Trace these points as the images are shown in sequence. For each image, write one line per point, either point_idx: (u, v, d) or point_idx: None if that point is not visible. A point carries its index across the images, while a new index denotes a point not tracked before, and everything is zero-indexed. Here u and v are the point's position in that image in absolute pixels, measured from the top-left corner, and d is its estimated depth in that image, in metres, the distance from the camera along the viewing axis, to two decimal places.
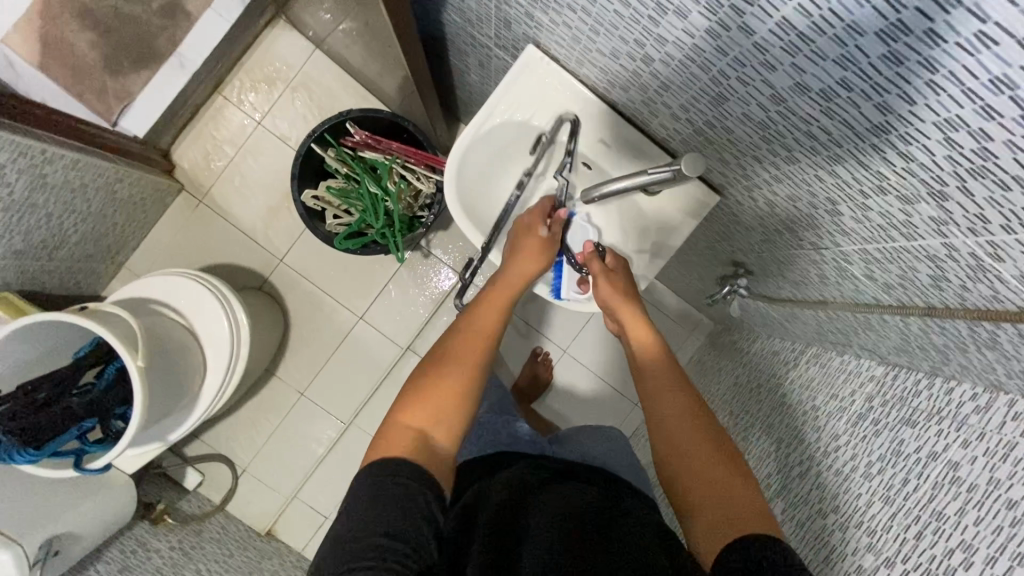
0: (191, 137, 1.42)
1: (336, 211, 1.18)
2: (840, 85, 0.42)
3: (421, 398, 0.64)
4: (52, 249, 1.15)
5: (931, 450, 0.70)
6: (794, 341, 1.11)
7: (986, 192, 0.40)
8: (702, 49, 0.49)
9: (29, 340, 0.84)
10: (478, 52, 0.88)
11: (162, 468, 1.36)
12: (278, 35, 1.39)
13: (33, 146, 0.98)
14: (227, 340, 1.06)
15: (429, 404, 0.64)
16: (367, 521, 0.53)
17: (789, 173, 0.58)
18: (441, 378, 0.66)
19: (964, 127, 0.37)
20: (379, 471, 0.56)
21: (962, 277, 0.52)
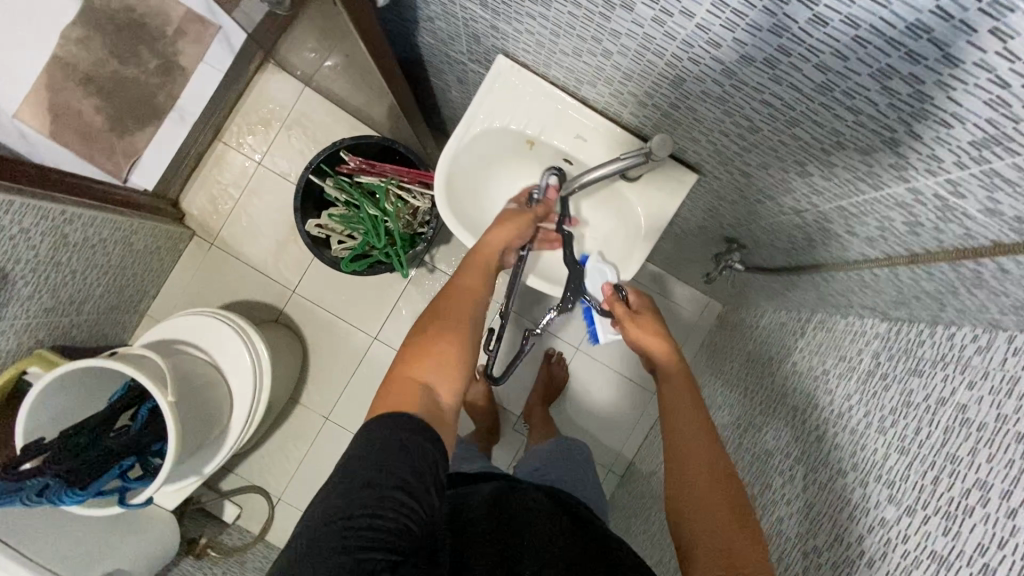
0: (197, 184, 1.48)
1: (340, 237, 1.23)
2: (779, 52, 0.45)
3: (420, 356, 0.65)
4: (78, 304, 1.22)
5: (939, 396, 0.71)
6: (798, 309, 1.12)
7: (931, 132, 0.43)
8: (652, 36, 0.53)
9: (66, 388, 0.90)
10: (455, 69, 0.93)
11: (201, 504, 1.40)
12: (268, 78, 1.47)
13: (53, 209, 1.04)
14: (250, 370, 1.11)
15: (431, 366, 0.65)
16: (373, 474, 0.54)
17: (756, 142, 0.61)
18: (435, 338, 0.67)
19: (896, 75, 0.40)
20: (389, 423, 0.58)
21: (934, 220, 0.54)
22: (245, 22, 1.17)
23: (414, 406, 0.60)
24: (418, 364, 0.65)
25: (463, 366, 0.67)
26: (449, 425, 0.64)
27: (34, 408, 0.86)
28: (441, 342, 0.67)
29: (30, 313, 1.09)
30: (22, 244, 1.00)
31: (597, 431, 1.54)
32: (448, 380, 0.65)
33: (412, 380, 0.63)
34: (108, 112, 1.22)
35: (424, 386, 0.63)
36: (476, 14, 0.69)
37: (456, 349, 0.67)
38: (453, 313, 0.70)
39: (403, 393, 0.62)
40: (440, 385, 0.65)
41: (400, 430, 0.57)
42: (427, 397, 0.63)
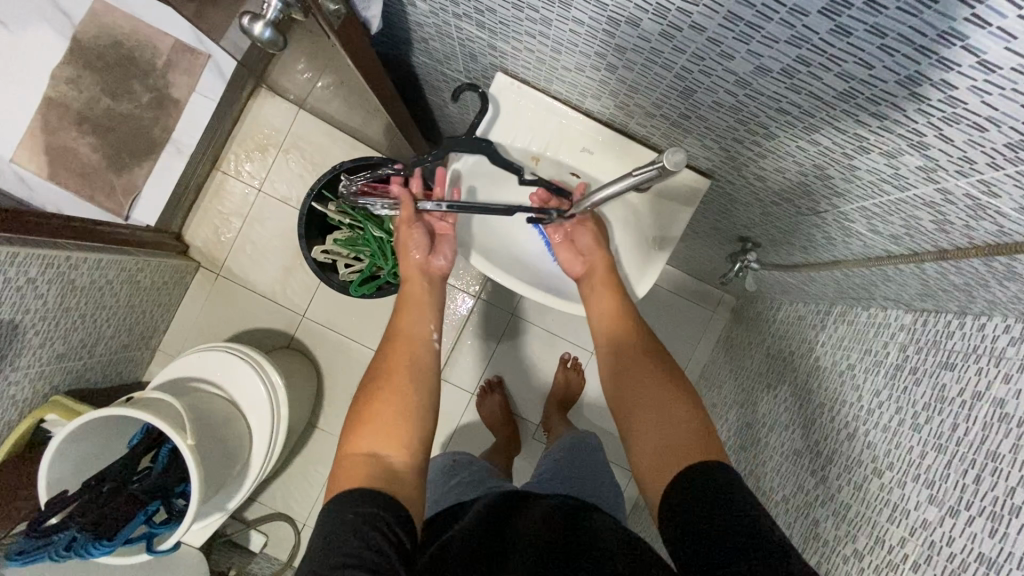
0: (199, 215, 1.47)
1: (347, 262, 1.21)
2: (799, 62, 0.43)
3: (361, 428, 0.68)
4: (90, 346, 1.22)
5: (974, 390, 0.68)
6: (818, 302, 1.10)
7: (965, 135, 0.41)
8: (660, 50, 0.51)
9: (86, 437, 0.89)
10: (452, 86, 0.91)
11: (228, 535, 1.40)
12: (262, 103, 1.45)
13: (59, 256, 1.03)
14: (266, 403, 1.10)
15: (373, 429, 0.68)
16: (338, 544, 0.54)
17: (771, 148, 0.59)
18: (374, 400, 0.71)
19: (926, 80, 0.38)
20: (337, 510, 0.59)
21: (964, 217, 0.52)
22: (234, 50, 1.15)
23: (359, 482, 0.62)
24: (359, 435, 0.68)
25: (403, 408, 0.70)
26: (405, 477, 0.65)
27: (54, 460, 0.85)
28: (380, 399, 0.70)
29: (44, 361, 1.09)
30: (29, 294, 0.99)
31: (618, 431, 1.52)
32: (391, 434, 0.68)
33: (357, 455, 0.66)
34: (105, 151, 1.22)
35: (369, 455, 0.66)
36: (473, 34, 0.67)
37: (395, 394, 0.71)
38: (389, 367, 0.74)
39: (350, 470, 0.64)
40: (387, 445, 0.67)
41: (347, 509, 0.58)
42: (375, 464, 0.65)
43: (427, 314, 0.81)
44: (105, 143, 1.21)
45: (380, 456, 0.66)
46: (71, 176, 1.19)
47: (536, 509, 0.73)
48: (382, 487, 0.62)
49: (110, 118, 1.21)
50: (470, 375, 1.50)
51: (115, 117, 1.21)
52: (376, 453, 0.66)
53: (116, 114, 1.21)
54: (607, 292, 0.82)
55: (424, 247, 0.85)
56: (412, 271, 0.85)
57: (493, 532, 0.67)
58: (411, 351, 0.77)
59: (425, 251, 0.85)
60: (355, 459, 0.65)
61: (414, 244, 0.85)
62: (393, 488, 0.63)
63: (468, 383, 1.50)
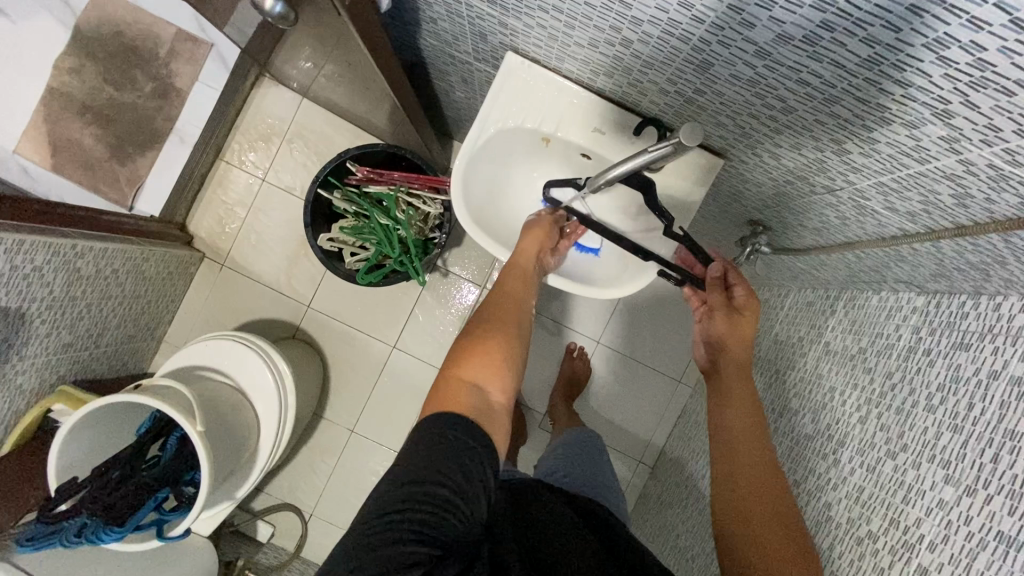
0: (203, 206, 1.46)
1: (352, 249, 1.22)
2: (822, 28, 0.43)
3: (467, 358, 0.65)
4: (96, 336, 1.21)
5: (991, 369, 0.68)
6: (827, 287, 1.09)
7: (991, 102, 0.41)
8: (678, 21, 0.50)
9: (95, 424, 0.89)
10: (459, 69, 0.90)
11: (235, 525, 1.40)
12: (265, 92, 1.44)
13: (65, 244, 1.03)
14: (274, 392, 1.09)
15: (478, 363, 0.65)
16: (417, 471, 0.53)
17: (789, 123, 0.58)
18: (480, 340, 0.67)
19: (954, 43, 0.38)
20: (440, 423, 0.57)
21: (985, 190, 0.51)
22: (237, 37, 1.14)
23: (461, 406, 0.59)
24: (466, 364, 0.64)
25: (509, 366, 0.67)
26: (499, 424, 0.62)
27: (65, 446, 0.85)
28: (489, 342, 0.67)
29: (50, 350, 1.09)
30: (36, 282, 0.99)
31: (624, 423, 1.52)
32: (497, 377, 0.64)
33: (460, 380, 0.63)
34: (108, 140, 1.21)
35: (472, 387, 0.62)
36: (483, 12, 0.67)
37: (504, 347, 0.68)
38: (497, 317, 0.71)
39: (449, 395, 0.61)
40: (490, 386, 0.64)
41: (446, 426, 0.57)
42: (475, 395, 0.62)
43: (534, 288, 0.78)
44: (108, 132, 1.21)
45: (483, 393, 0.62)
46: (73, 166, 1.19)
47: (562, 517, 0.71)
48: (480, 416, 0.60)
49: (112, 106, 1.20)
50: None
51: (117, 106, 1.21)
52: (478, 386, 0.63)
53: (119, 103, 1.20)
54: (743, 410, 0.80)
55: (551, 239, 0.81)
56: (532, 249, 0.79)
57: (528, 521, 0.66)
58: (516, 312, 0.73)
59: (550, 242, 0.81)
60: (456, 381, 0.62)
61: (546, 230, 0.81)
62: (490, 421, 0.60)
63: None
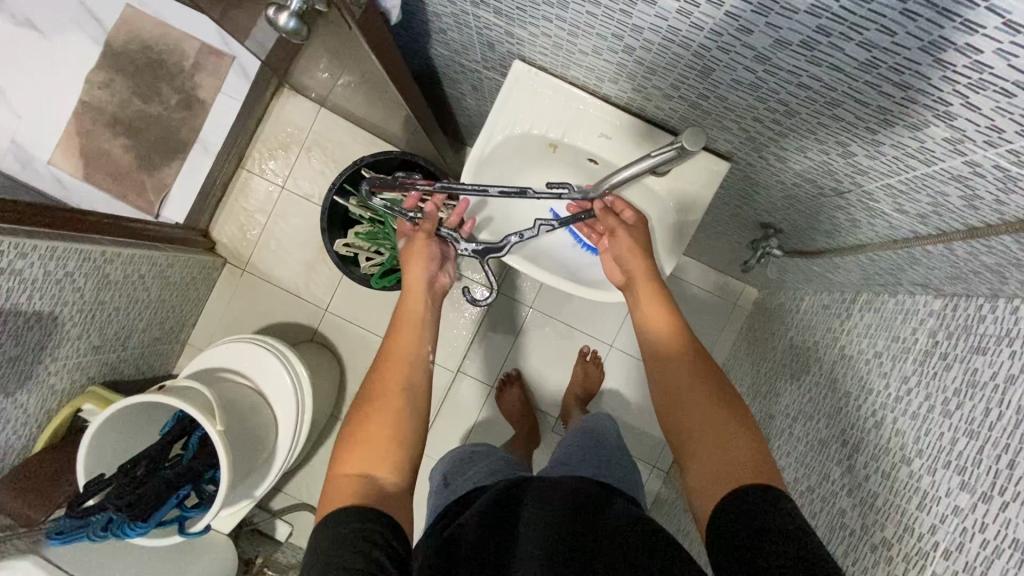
0: (225, 212, 1.51)
1: (368, 254, 1.24)
2: (819, 33, 0.43)
3: (357, 447, 0.69)
4: (124, 339, 1.26)
5: (1008, 374, 0.66)
6: (842, 291, 1.08)
7: (992, 103, 0.41)
8: (678, 28, 0.51)
9: (121, 422, 0.93)
10: (470, 77, 0.92)
11: (254, 524, 1.44)
12: (285, 102, 1.49)
13: (93, 250, 1.07)
14: (290, 393, 1.12)
15: (367, 447, 0.69)
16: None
17: (792, 126, 0.59)
18: (371, 419, 0.72)
19: (950, 46, 0.38)
20: (333, 521, 0.61)
21: (994, 191, 0.50)
22: (257, 50, 1.18)
23: (348, 499, 0.64)
24: (352, 455, 0.69)
25: (400, 437, 0.71)
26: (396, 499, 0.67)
27: (93, 444, 0.89)
28: (374, 419, 0.71)
29: (80, 352, 1.14)
30: (68, 287, 1.04)
31: (638, 426, 1.51)
32: (384, 455, 0.69)
33: (347, 474, 0.67)
34: (136, 151, 1.26)
35: (362, 475, 0.67)
36: (491, 23, 0.68)
37: (392, 419, 0.72)
38: (382, 384, 0.75)
39: (339, 491, 0.66)
40: (379, 466, 0.68)
41: (344, 525, 0.60)
42: (365, 483, 0.66)
43: (424, 329, 0.83)
44: (137, 143, 1.26)
45: (371, 476, 0.67)
46: (105, 176, 1.24)
47: (534, 492, 0.71)
48: (372, 502, 0.64)
49: (141, 119, 1.26)
50: (489, 368, 1.51)
51: (146, 118, 1.26)
52: (366, 472, 0.67)
53: (147, 116, 1.26)
54: (653, 302, 0.78)
55: (429, 259, 0.89)
56: (417, 280, 0.87)
57: (499, 524, 0.66)
58: (407, 367, 0.78)
59: (431, 263, 0.89)
60: (346, 476, 0.67)
61: (423, 258, 0.88)
62: (385, 506, 0.64)
63: (486, 377, 1.52)
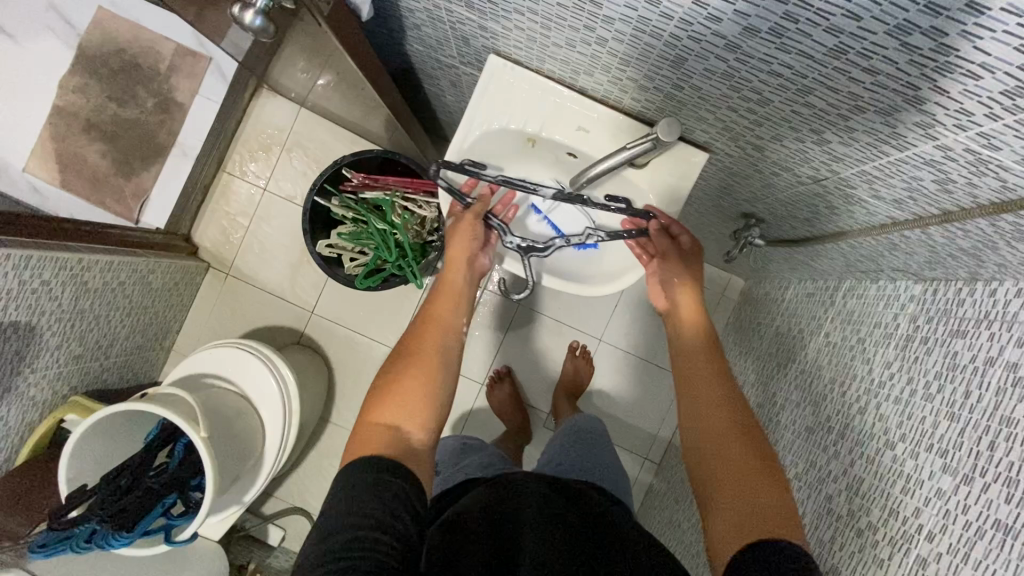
0: (207, 216, 1.49)
1: (351, 254, 1.23)
2: (786, 20, 0.43)
3: (387, 400, 0.68)
4: (106, 347, 1.24)
5: (987, 356, 0.67)
6: (826, 278, 1.08)
7: (959, 86, 0.41)
8: (648, 18, 0.51)
9: (102, 432, 0.91)
10: (447, 73, 0.91)
11: (246, 529, 1.43)
12: (264, 103, 1.47)
13: (70, 258, 1.05)
14: (277, 397, 1.11)
15: (397, 402, 0.68)
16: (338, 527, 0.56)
17: (766, 114, 0.59)
18: (403, 378, 0.70)
19: (916, 29, 0.38)
20: (359, 469, 0.60)
21: (966, 175, 0.50)
22: (233, 51, 1.16)
23: (376, 450, 0.63)
24: (382, 408, 0.68)
25: (431, 401, 0.70)
26: (421, 459, 0.66)
27: (74, 454, 0.88)
28: (407, 377, 0.70)
29: (61, 362, 1.12)
30: (45, 296, 1.02)
31: (630, 420, 1.52)
32: (414, 410, 0.68)
33: (377, 422, 0.66)
34: (113, 156, 1.24)
35: (390, 429, 0.66)
36: (464, 17, 0.68)
37: (424, 382, 0.71)
38: (418, 348, 0.74)
39: (367, 439, 0.65)
40: (408, 424, 0.67)
41: (364, 473, 0.59)
42: (392, 435, 0.65)
43: (461, 305, 0.81)
44: (113, 148, 1.24)
45: (399, 432, 0.66)
46: (81, 182, 1.22)
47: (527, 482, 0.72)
48: (398, 457, 0.63)
49: (116, 123, 1.24)
50: (479, 366, 1.51)
51: (121, 122, 1.24)
52: (394, 427, 0.66)
53: (123, 120, 1.24)
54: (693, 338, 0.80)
55: (476, 243, 0.83)
56: (457, 258, 0.83)
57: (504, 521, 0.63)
58: (441, 337, 0.76)
59: (477, 246, 0.84)
60: (376, 427, 0.66)
61: (470, 234, 0.83)
62: (409, 463, 0.64)
63: (476, 374, 1.51)
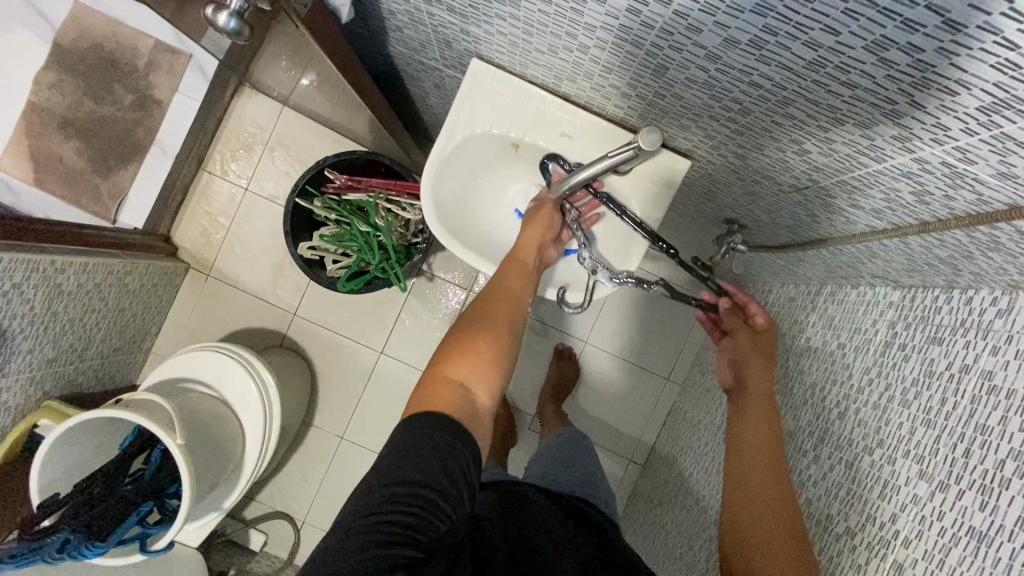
0: (186, 216, 1.46)
1: (334, 256, 1.21)
2: (766, 32, 0.43)
3: (458, 356, 0.66)
4: (81, 350, 1.22)
5: (963, 363, 0.68)
6: (807, 284, 1.09)
7: (936, 101, 0.41)
8: (629, 27, 0.50)
9: (75, 440, 0.89)
10: (431, 75, 0.90)
11: (227, 535, 1.41)
12: (245, 101, 1.44)
13: (43, 260, 1.02)
14: (258, 402, 1.09)
15: (470, 361, 0.66)
16: (405, 471, 0.54)
17: (748, 124, 0.59)
18: (476, 339, 0.68)
19: (893, 45, 0.38)
20: (426, 425, 0.58)
21: (942, 187, 0.51)
22: (213, 50, 1.14)
23: (449, 407, 0.60)
24: (454, 364, 0.65)
25: (501, 369, 0.67)
26: (484, 428, 0.64)
27: (46, 462, 0.86)
28: (480, 342, 0.67)
29: (34, 366, 1.09)
30: (16, 299, 0.99)
31: (615, 423, 1.52)
32: (485, 374, 0.65)
33: (447, 379, 0.63)
34: (89, 154, 1.21)
35: (462, 388, 0.63)
36: (445, 20, 0.67)
37: (495, 350, 0.68)
38: (489, 315, 0.71)
39: (438, 392, 0.62)
40: (480, 387, 0.65)
41: (434, 428, 0.57)
42: (465, 397, 0.63)
43: (531, 281, 0.78)
44: (89, 146, 1.21)
45: (471, 394, 0.64)
46: (56, 181, 1.19)
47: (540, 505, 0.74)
48: (466, 420, 0.61)
49: (92, 121, 1.21)
50: None
51: (97, 120, 1.21)
52: (465, 387, 0.64)
53: (99, 117, 1.21)
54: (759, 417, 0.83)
55: (550, 234, 0.79)
56: (534, 240, 0.78)
57: (523, 534, 0.64)
58: (512, 308, 0.73)
59: (551, 235, 0.80)
60: (449, 382, 0.63)
61: (547, 222, 0.79)
62: (473, 427, 0.61)
63: None
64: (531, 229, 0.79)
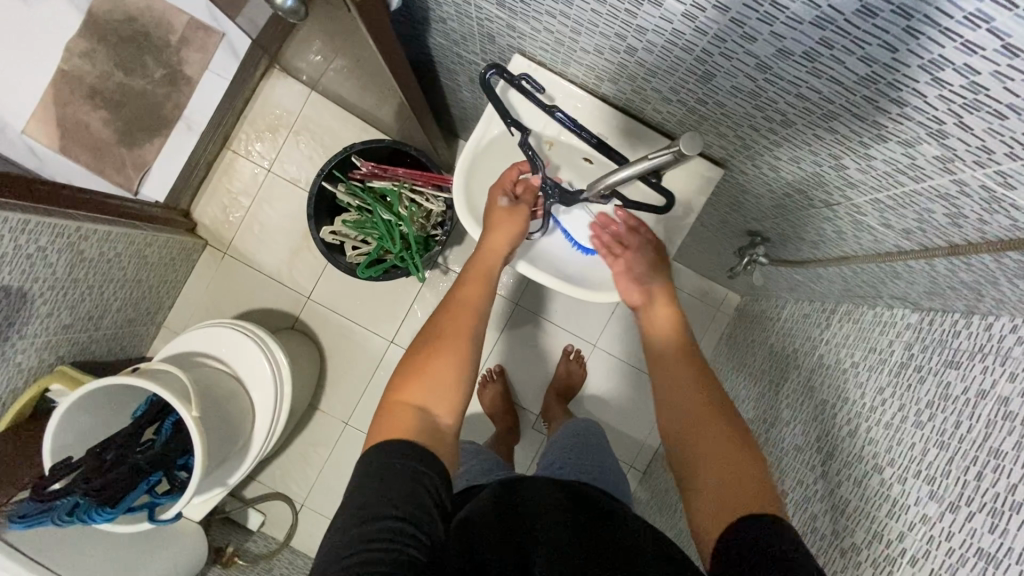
0: (207, 193, 1.47)
1: (354, 243, 1.22)
2: (822, 45, 0.44)
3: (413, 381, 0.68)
4: (96, 319, 1.22)
5: (979, 388, 0.68)
6: (823, 301, 1.10)
7: (984, 124, 0.42)
8: (682, 31, 0.51)
9: (89, 406, 0.90)
10: (467, 69, 0.91)
11: (226, 512, 1.41)
12: (274, 84, 1.45)
13: (67, 226, 1.03)
14: (269, 381, 1.10)
15: (427, 382, 0.68)
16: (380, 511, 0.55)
17: (788, 136, 0.59)
18: (431, 360, 0.70)
19: (949, 65, 0.39)
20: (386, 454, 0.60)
21: (978, 211, 0.51)
22: (249, 29, 1.15)
23: (405, 433, 0.63)
24: (410, 389, 0.68)
25: (457, 386, 0.69)
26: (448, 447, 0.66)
27: (60, 426, 0.86)
28: (436, 362, 0.69)
29: (51, 330, 1.10)
30: (39, 263, 1.00)
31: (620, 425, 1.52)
32: (442, 393, 0.68)
33: (404, 406, 0.66)
34: (116, 125, 1.22)
35: (417, 411, 0.66)
36: (493, 14, 0.67)
37: (450, 366, 0.70)
38: (446, 332, 0.73)
39: (394, 421, 0.64)
40: (436, 406, 0.67)
41: (395, 457, 0.60)
42: (422, 419, 0.65)
43: (491, 288, 0.79)
44: (117, 117, 1.22)
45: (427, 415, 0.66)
46: (82, 149, 1.20)
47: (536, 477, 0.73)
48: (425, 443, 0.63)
49: (122, 92, 1.21)
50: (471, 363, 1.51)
51: (128, 92, 1.22)
52: (421, 410, 0.66)
53: (129, 89, 1.22)
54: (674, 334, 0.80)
55: (514, 238, 0.80)
56: (495, 250, 0.79)
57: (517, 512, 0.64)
58: (472, 321, 0.74)
59: (514, 240, 0.80)
60: (404, 408, 0.66)
61: (508, 229, 0.80)
62: (436, 445, 0.64)
63: None
64: (492, 238, 0.79)
